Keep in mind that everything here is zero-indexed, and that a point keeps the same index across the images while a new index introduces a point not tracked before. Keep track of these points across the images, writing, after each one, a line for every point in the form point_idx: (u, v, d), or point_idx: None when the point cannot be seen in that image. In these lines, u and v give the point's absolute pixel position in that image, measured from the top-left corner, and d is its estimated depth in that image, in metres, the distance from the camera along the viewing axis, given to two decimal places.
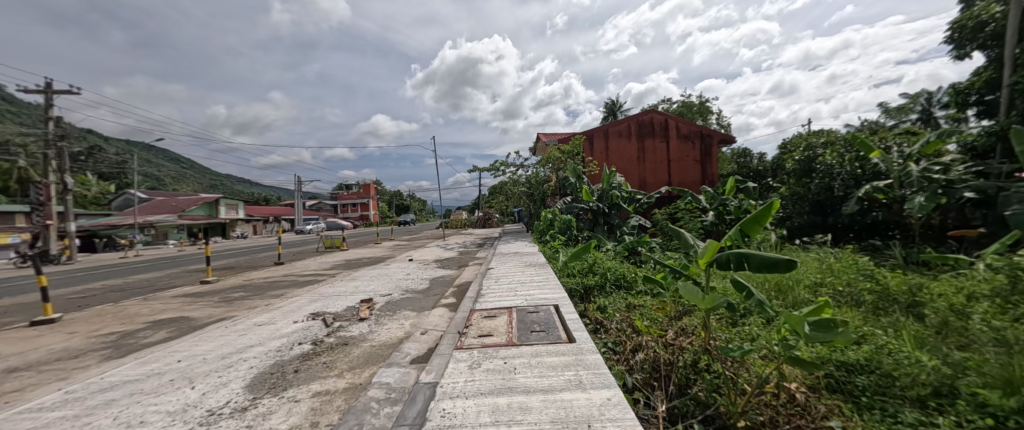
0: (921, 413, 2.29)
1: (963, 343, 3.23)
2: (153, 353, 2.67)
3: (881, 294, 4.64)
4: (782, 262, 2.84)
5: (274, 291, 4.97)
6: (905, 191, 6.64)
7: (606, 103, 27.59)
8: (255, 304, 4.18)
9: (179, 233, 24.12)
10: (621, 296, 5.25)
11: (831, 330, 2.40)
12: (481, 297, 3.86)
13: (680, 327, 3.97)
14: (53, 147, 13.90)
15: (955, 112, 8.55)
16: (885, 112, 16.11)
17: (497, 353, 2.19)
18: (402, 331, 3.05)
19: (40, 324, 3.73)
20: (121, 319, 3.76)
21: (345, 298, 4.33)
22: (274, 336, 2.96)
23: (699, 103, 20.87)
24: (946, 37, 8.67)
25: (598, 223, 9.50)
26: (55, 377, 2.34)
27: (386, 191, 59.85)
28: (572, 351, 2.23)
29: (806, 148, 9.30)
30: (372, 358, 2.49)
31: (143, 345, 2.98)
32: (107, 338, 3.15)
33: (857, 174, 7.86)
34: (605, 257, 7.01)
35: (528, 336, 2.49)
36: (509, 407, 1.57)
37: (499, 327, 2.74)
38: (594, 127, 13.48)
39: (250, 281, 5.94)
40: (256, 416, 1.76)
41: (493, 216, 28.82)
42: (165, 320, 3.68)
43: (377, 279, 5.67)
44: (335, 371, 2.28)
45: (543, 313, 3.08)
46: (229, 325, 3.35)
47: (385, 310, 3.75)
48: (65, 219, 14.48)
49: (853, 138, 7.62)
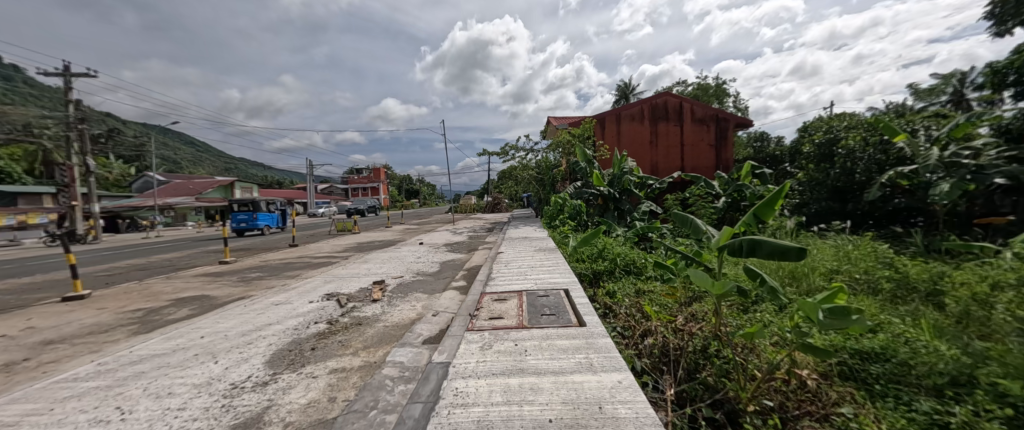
0: (937, 401, 2.25)
1: (985, 332, 3.15)
2: (177, 329, 2.79)
3: (899, 282, 4.55)
4: (793, 249, 2.78)
5: (289, 272, 5.10)
6: (931, 176, 6.37)
7: (618, 86, 26.97)
8: (271, 285, 4.32)
9: (197, 215, 24.82)
10: (631, 282, 5.26)
11: (848, 317, 2.35)
12: (491, 280, 3.91)
13: (690, 312, 3.98)
14: (74, 129, 14.26)
15: (989, 93, 8.07)
16: (914, 94, 15.33)
17: (508, 335, 2.21)
18: (414, 313, 3.10)
19: (78, 297, 3.97)
20: (146, 296, 3.93)
21: (358, 279, 4.43)
22: (290, 315, 3.04)
23: (715, 86, 20.18)
24: (986, 12, 8.08)
25: (608, 209, 9.42)
26: (88, 350, 2.47)
27: (396, 175, 60.32)
28: (583, 335, 2.23)
29: (827, 132, 8.95)
30: (386, 338, 2.55)
31: (168, 321, 3.10)
32: (134, 314, 3.29)
33: (880, 160, 7.58)
34: (615, 242, 6.97)
35: (539, 320, 2.50)
36: (521, 387, 1.59)
37: (509, 310, 2.76)
38: (605, 111, 13.20)
39: (267, 262, 6.12)
40: (277, 390, 1.84)
41: (502, 201, 28.81)
42: (188, 298, 3.84)
43: (388, 262, 5.77)
44: (350, 349, 2.34)
45: (553, 297, 3.09)
46: (248, 304, 3.46)
47: (397, 292, 3.82)
48: (90, 200, 15.03)
49: (878, 121, 7.28)
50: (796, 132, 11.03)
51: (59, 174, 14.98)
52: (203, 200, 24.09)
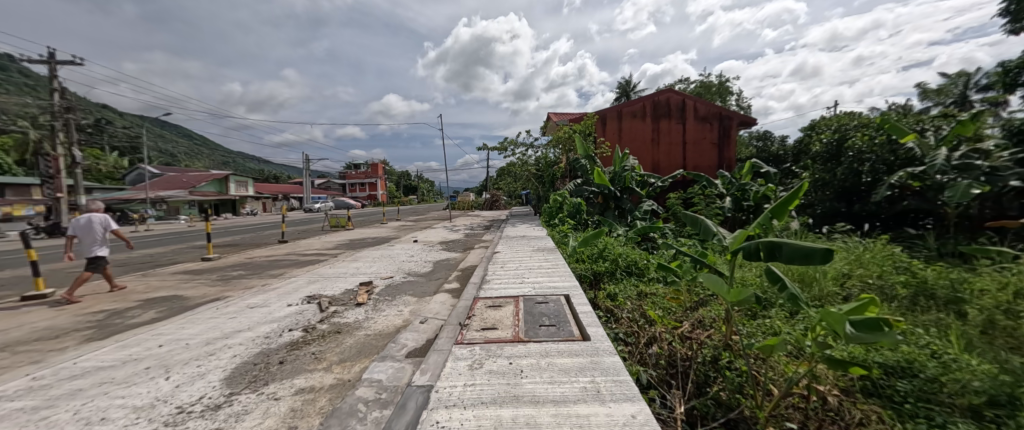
0: (975, 425, 2.04)
1: (1016, 345, 2.96)
2: (136, 335, 2.49)
3: (917, 288, 4.35)
4: (819, 251, 2.76)
5: (273, 271, 4.80)
6: (942, 177, 6.22)
7: (619, 83, 26.74)
8: (251, 284, 4.02)
9: (190, 209, 24.38)
10: (632, 283, 5.11)
11: (876, 331, 2.29)
12: (485, 283, 3.63)
13: (696, 318, 3.91)
14: (60, 119, 13.61)
15: (1003, 93, 7.84)
16: (921, 94, 15.07)
17: (503, 351, 1.91)
18: (400, 319, 2.82)
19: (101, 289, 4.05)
20: (114, 296, 3.62)
21: (344, 279, 4.16)
22: (263, 321, 2.76)
23: (718, 84, 19.94)
24: (1004, 8, 7.79)
25: (608, 208, 9.17)
26: (28, 360, 2.16)
27: (394, 171, 60.14)
28: (587, 351, 1.91)
29: (836, 131, 8.98)
30: (365, 348, 2.28)
31: (129, 325, 2.78)
32: (94, 316, 2.97)
33: (888, 160, 7.48)
34: (616, 242, 6.75)
35: (536, 331, 2.20)
36: (514, 422, 1.32)
37: (503, 320, 2.44)
38: (607, 108, 12.94)
39: (252, 259, 5.84)
40: (230, 416, 1.56)
41: (501, 200, 28.48)
42: (159, 298, 3.53)
43: (380, 261, 5.48)
44: (324, 363, 2.06)
45: (552, 304, 2.79)
46: (220, 306, 3.16)
47: (384, 295, 3.53)
48: (76, 192, 14.49)
49: (886, 120, 7.13)
50: (801, 132, 10.83)
51: (45, 165, 14.49)
52: (196, 193, 23.58)
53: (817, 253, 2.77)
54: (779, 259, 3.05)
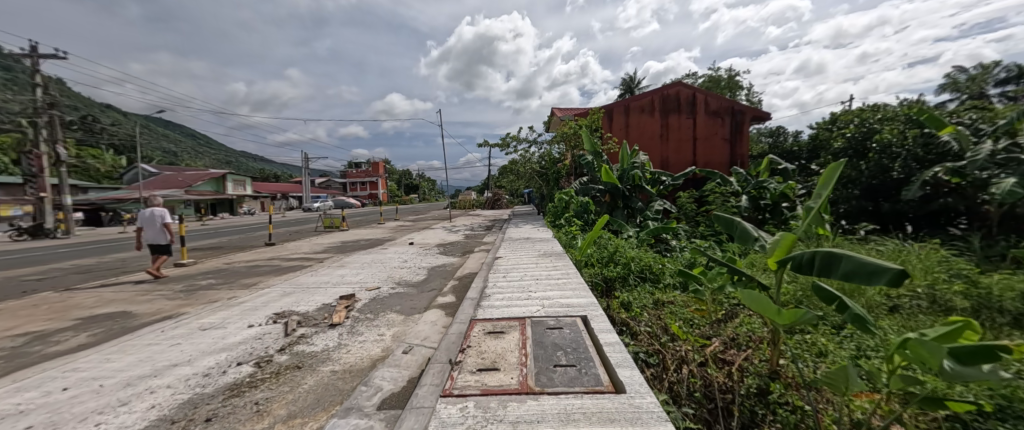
0: None
1: None
2: (41, 373, 1.97)
3: (980, 301, 3.76)
4: (885, 272, 2.10)
5: (246, 280, 4.27)
6: (984, 173, 5.65)
7: (624, 79, 26.08)
8: (216, 298, 3.48)
9: (186, 209, 23.92)
10: (647, 291, 4.53)
11: (981, 365, 1.64)
12: (485, 298, 3.09)
13: (728, 336, 3.33)
14: (44, 115, 13.14)
15: None
16: (947, 87, 14.23)
17: (507, 413, 1.37)
18: (380, 348, 2.29)
19: (120, 287, 4.09)
20: (51, 313, 3.10)
21: (323, 292, 3.62)
22: (211, 351, 2.22)
23: (727, 78, 19.27)
24: None
25: (616, 207, 8.59)
26: None
27: (395, 170, 59.68)
28: (625, 413, 1.36)
29: (859, 124, 8.36)
30: (326, 394, 1.74)
31: (44, 355, 2.26)
32: (9, 341, 2.45)
33: (920, 155, 6.92)
34: (627, 244, 6.19)
35: (550, 377, 1.66)
36: None
37: (506, 356, 1.89)
38: (614, 102, 12.35)
39: (230, 265, 5.32)
40: None
41: (503, 198, 27.88)
42: (102, 316, 3.01)
43: (368, 268, 4.95)
44: (265, 421, 1.53)
45: (568, 331, 2.24)
46: (167, 328, 2.63)
47: (366, 312, 3.00)
48: (63, 192, 14.03)
49: (920, 111, 6.52)
50: (819, 126, 10.21)
51: (30, 164, 14.02)
52: (192, 193, 23.15)
53: (883, 274, 2.11)
54: (834, 275, 2.41)
